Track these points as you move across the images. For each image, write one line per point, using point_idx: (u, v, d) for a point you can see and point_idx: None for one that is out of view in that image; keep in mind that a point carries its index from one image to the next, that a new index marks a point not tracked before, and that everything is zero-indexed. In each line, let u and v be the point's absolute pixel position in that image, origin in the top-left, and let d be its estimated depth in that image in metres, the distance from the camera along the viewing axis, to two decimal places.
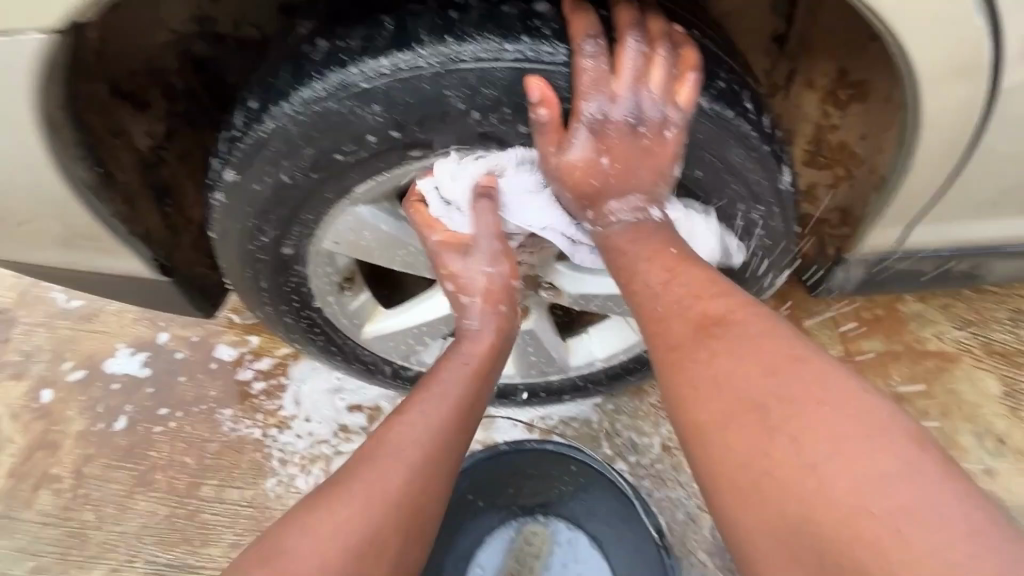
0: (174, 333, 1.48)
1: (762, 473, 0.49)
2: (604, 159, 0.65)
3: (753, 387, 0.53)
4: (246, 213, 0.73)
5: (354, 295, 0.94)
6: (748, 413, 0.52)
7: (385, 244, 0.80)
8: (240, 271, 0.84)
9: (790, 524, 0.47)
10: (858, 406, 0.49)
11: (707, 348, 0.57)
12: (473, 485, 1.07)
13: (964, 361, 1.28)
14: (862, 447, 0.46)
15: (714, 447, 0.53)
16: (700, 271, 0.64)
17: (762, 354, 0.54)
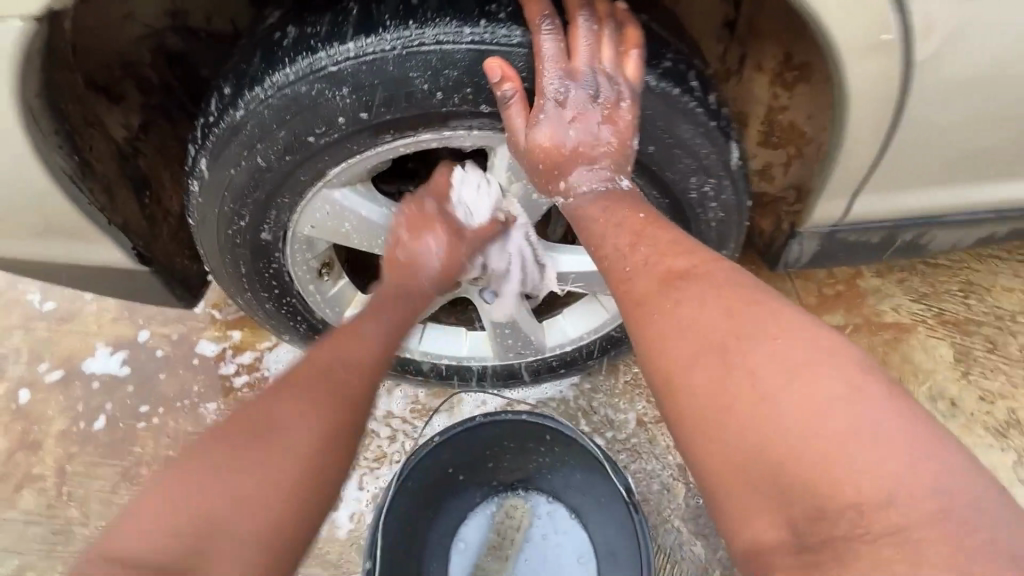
0: (154, 331, 1.48)
1: (724, 408, 0.53)
2: (569, 134, 0.69)
3: (719, 330, 0.57)
4: (224, 197, 0.75)
5: (333, 282, 0.97)
6: (712, 356, 0.56)
7: (362, 227, 0.83)
8: (220, 258, 0.87)
9: (751, 452, 0.51)
10: (819, 347, 0.53)
11: (673, 299, 0.61)
12: (451, 459, 1.07)
13: (919, 331, 1.35)
14: (811, 376, 0.51)
15: (683, 390, 0.57)
16: (667, 234, 0.67)
17: (724, 303, 0.58)
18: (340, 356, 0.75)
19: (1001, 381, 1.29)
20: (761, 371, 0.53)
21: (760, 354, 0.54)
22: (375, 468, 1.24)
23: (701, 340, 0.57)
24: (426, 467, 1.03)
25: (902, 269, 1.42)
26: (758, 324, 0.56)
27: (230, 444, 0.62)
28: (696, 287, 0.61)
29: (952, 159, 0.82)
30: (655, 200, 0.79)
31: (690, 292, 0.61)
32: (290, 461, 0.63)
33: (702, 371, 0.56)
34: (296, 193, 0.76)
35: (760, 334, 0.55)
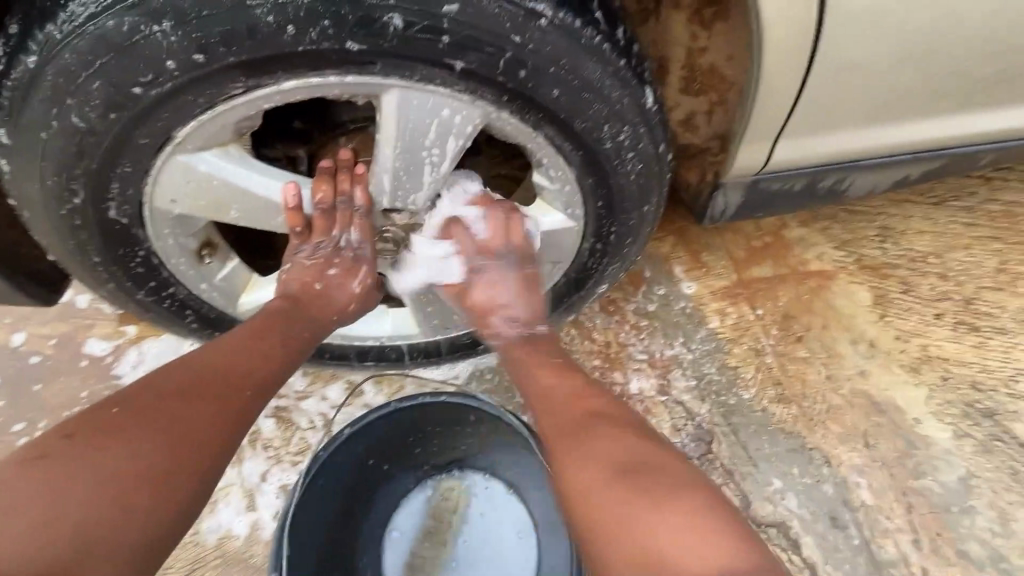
0: (31, 333, 1.28)
1: (600, 494, 0.68)
2: (493, 292, 0.90)
3: (609, 470, 0.69)
4: (44, 169, 0.63)
5: (220, 264, 0.84)
6: (609, 461, 0.71)
7: (241, 201, 0.72)
8: (63, 246, 0.73)
9: (612, 527, 0.65)
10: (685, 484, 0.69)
11: (594, 419, 0.76)
12: (372, 449, 1.00)
13: (840, 276, 1.38)
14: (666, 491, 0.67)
15: (580, 473, 0.71)
16: (572, 382, 0.83)
17: (624, 436, 0.74)
18: (202, 377, 0.73)
19: (914, 320, 1.33)
20: (633, 514, 0.65)
21: (637, 505, 0.65)
22: (298, 463, 1.14)
23: (599, 479, 0.69)
24: (343, 459, 0.96)
25: (825, 218, 1.44)
26: (647, 462, 0.71)
27: (78, 460, 0.62)
28: (602, 429, 0.75)
29: (867, 99, 0.83)
30: (569, 152, 0.73)
31: (595, 429, 0.75)
32: (96, 461, 0.62)
33: (607, 497, 0.67)
34: (139, 155, 0.64)
35: (653, 471, 0.69)
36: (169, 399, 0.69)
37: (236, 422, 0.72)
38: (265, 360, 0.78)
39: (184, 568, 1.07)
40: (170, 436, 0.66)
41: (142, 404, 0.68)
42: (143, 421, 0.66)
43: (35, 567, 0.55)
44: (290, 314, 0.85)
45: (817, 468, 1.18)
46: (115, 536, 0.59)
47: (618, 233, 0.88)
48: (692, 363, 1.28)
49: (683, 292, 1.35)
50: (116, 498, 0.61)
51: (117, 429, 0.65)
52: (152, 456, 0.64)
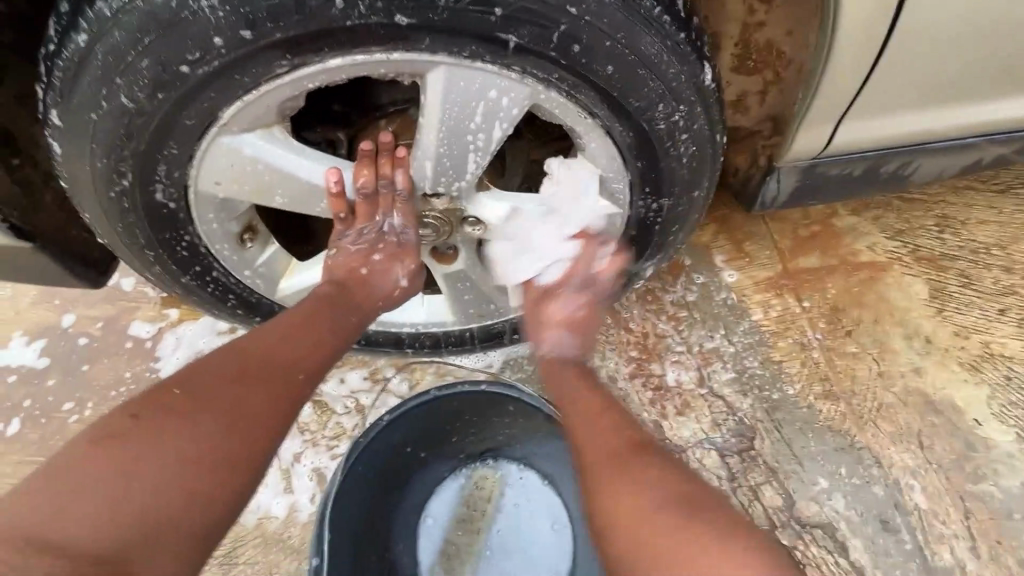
0: (79, 315, 1.31)
1: (637, 524, 0.62)
2: (567, 311, 0.91)
3: (670, 510, 0.61)
4: (94, 150, 0.64)
5: (261, 248, 0.84)
6: (649, 491, 0.64)
7: (284, 183, 0.71)
8: (112, 228, 0.74)
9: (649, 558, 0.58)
10: (739, 528, 0.59)
11: (635, 449, 0.70)
12: (409, 437, 0.99)
13: (894, 268, 1.31)
14: (713, 531, 0.58)
15: (614, 500, 0.65)
16: (601, 402, 0.79)
17: (669, 469, 0.67)
18: (257, 365, 0.73)
19: (975, 315, 1.25)
20: (683, 552, 0.57)
21: (704, 552, 0.56)
22: (333, 447, 1.14)
23: (650, 517, 0.61)
24: (381, 447, 0.95)
25: (878, 206, 1.37)
26: (697, 499, 0.62)
27: (143, 444, 0.61)
28: (655, 467, 0.67)
29: (942, 73, 0.78)
30: (618, 133, 0.71)
31: (647, 463, 0.67)
32: (157, 444, 0.62)
33: (643, 526, 0.61)
34: (185, 136, 0.64)
35: (700, 508, 0.61)
36: (225, 383, 0.69)
37: (290, 411, 0.72)
38: (315, 350, 0.79)
39: (225, 547, 1.09)
40: (231, 423, 0.67)
41: (200, 388, 0.68)
42: (202, 406, 0.66)
43: (99, 548, 0.54)
44: (337, 302, 0.85)
45: (866, 468, 1.12)
46: (182, 523, 0.60)
47: (662, 221, 0.85)
48: (733, 356, 1.24)
49: (725, 282, 1.30)
50: (181, 483, 0.61)
51: (176, 411, 0.65)
52: (211, 441, 0.64)
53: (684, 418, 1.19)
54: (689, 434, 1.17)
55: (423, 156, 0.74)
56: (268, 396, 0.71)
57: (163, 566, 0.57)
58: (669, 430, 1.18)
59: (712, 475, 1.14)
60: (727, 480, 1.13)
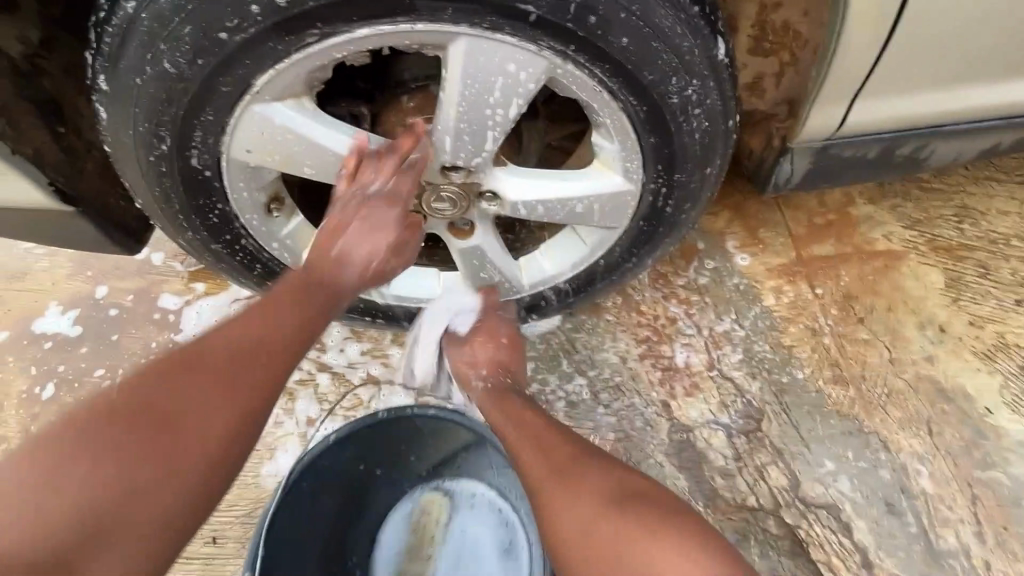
0: (113, 286, 1.37)
1: (588, 535, 0.73)
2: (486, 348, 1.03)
3: (617, 515, 0.73)
4: (136, 115, 0.68)
5: (286, 219, 0.88)
6: (597, 505, 0.74)
7: (311, 153, 0.76)
8: (150, 193, 0.78)
9: (604, 562, 0.70)
10: (668, 514, 0.73)
11: (576, 461, 0.81)
12: (354, 457, 0.99)
13: (910, 258, 1.30)
14: (651, 526, 0.71)
15: (565, 516, 0.75)
16: (540, 420, 0.90)
17: (607, 475, 0.79)
18: (210, 355, 0.68)
19: (991, 305, 1.25)
20: (630, 553, 0.69)
21: (644, 550, 0.69)
22: (350, 416, 1.19)
23: (594, 515, 0.74)
24: (329, 466, 0.96)
25: (895, 195, 1.36)
26: (636, 496, 0.75)
27: (84, 439, 0.60)
28: (593, 472, 0.79)
29: (958, 53, 0.79)
30: (632, 108, 0.73)
31: (586, 471, 0.79)
32: (124, 444, 0.60)
33: (593, 533, 0.72)
34: (221, 104, 0.68)
35: (637, 507, 0.74)
36: (198, 381, 0.66)
37: (251, 404, 0.68)
38: (283, 337, 0.74)
39: (244, 507, 1.13)
40: (176, 419, 0.64)
41: (154, 377, 0.66)
42: (153, 399, 0.64)
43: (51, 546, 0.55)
44: (316, 283, 0.80)
45: (873, 452, 1.13)
46: (140, 520, 0.59)
47: (674, 197, 0.88)
48: (744, 340, 1.25)
49: (738, 268, 1.31)
50: (143, 486, 0.60)
51: (144, 412, 0.63)
52: (177, 445, 0.62)
53: (693, 399, 1.20)
54: (697, 414, 1.18)
55: (442, 131, 0.77)
56: (241, 399, 0.68)
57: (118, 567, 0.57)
58: (677, 410, 1.20)
59: (718, 455, 1.15)
60: (733, 460, 1.15)
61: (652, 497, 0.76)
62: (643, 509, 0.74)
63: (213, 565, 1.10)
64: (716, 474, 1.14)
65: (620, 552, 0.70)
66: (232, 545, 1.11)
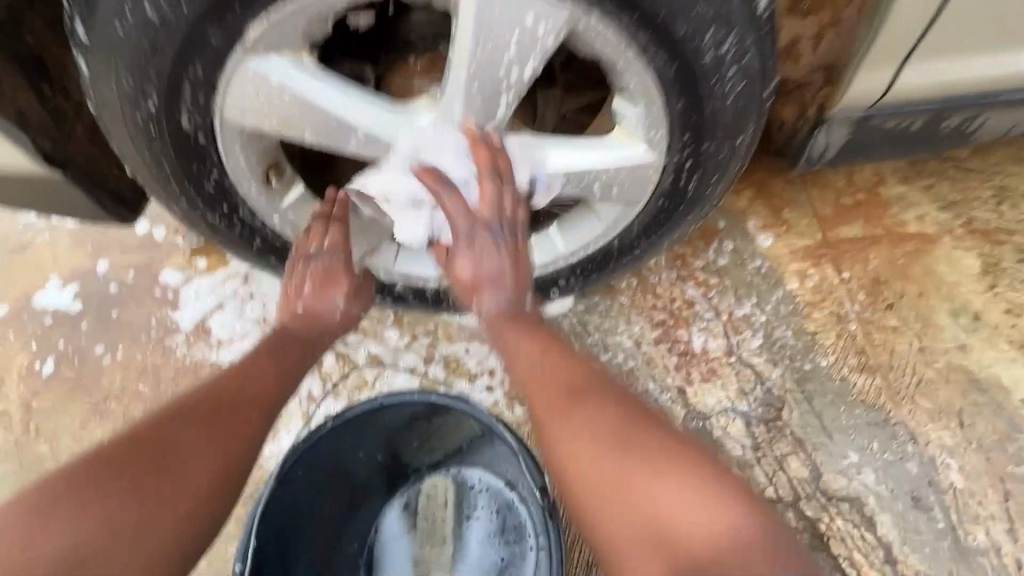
0: (113, 261, 1.33)
1: (599, 471, 0.66)
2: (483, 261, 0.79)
3: (625, 452, 0.65)
4: (120, 68, 0.63)
5: (285, 189, 0.83)
6: (606, 444, 0.67)
7: (310, 115, 0.70)
8: (140, 158, 0.73)
9: (614, 502, 0.64)
10: (685, 455, 0.65)
11: (582, 394, 0.72)
12: (356, 442, 0.95)
13: (944, 242, 1.24)
14: (667, 465, 0.64)
15: (572, 447, 0.68)
16: (540, 341, 0.78)
17: (618, 409, 0.70)
18: (226, 399, 0.73)
19: None
20: (643, 493, 0.63)
21: (658, 489, 0.62)
22: (355, 396, 1.16)
23: (595, 453, 0.66)
24: (326, 455, 0.92)
25: (929, 175, 1.29)
26: (648, 432, 0.67)
27: (80, 482, 0.61)
28: (597, 401, 0.71)
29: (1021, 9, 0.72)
30: (662, 66, 0.68)
31: (595, 403, 0.70)
32: (149, 461, 0.64)
33: (601, 470, 0.66)
34: (214, 56, 0.64)
35: (652, 445, 0.66)
36: (223, 410, 0.72)
37: (242, 446, 0.71)
38: (261, 386, 0.77)
39: (245, 488, 1.10)
40: (170, 461, 0.65)
41: (149, 424, 0.68)
42: (149, 440, 0.66)
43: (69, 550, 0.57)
44: (286, 342, 0.84)
45: (900, 444, 1.08)
46: (152, 538, 0.62)
47: (701, 170, 0.82)
48: (764, 325, 1.19)
49: (760, 250, 1.25)
50: (160, 504, 0.63)
51: (171, 431, 0.68)
52: (197, 466, 0.67)
53: (710, 385, 1.15)
54: (715, 401, 1.14)
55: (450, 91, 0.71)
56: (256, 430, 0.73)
57: None
58: (693, 397, 1.15)
59: (736, 443, 1.10)
60: (752, 449, 1.10)
61: (663, 430, 0.68)
62: (649, 441, 0.66)
63: (215, 544, 1.07)
64: (734, 464, 1.09)
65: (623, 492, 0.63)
66: (233, 526, 1.09)
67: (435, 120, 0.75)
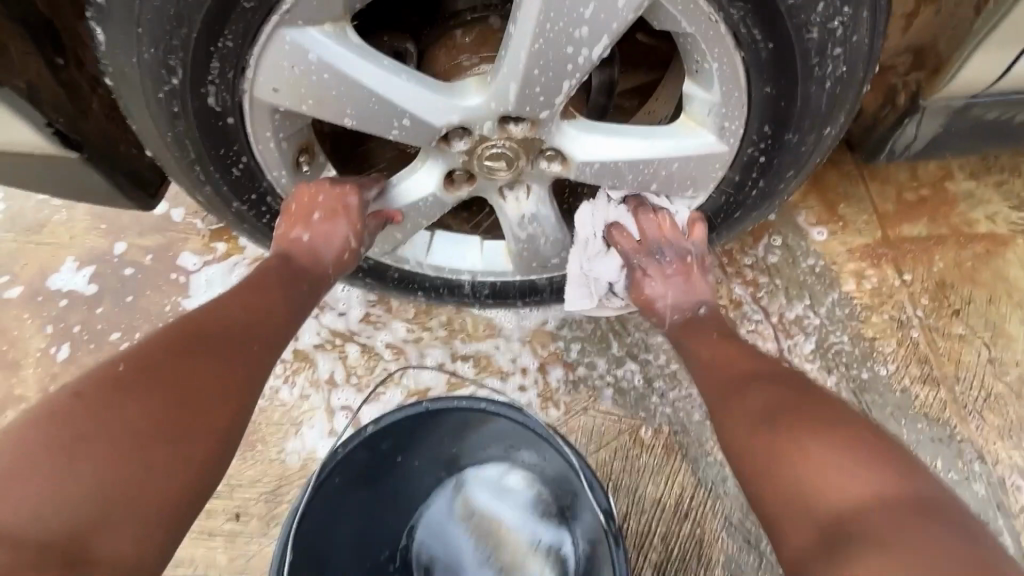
0: (130, 243, 1.28)
1: (761, 441, 0.63)
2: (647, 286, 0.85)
3: (799, 424, 0.62)
4: (142, 38, 0.57)
5: (315, 174, 0.78)
6: (775, 419, 0.64)
7: (350, 93, 0.63)
8: (160, 138, 0.67)
9: (775, 471, 0.60)
10: (870, 445, 0.59)
11: (756, 383, 0.70)
12: (397, 446, 0.92)
13: (1017, 244, 1.15)
14: (843, 447, 0.58)
15: (738, 420, 0.67)
16: (720, 347, 0.78)
17: (800, 399, 0.66)
18: (212, 334, 0.64)
19: None
20: (807, 460, 0.58)
21: (824, 462, 0.58)
22: (382, 390, 1.09)
23: (761, 426, 0.64)
24: (367, 461, 0.89)
25: (1001, 171, 1.20)
26: (821, 412, 0.63)
27: (83, 431, 0.51)
28: (772, 388, 0.69)
29: None
30: (756, 43, 0.61)
31: (768, 389, 0.69)
32: (126, 408, 0.54)
33: (763, 439, 0.63)
34: (244, 25, 0.57)
35: (832, 424, 0.61)
36: (203, 346, 0.62)
37: (238, 381, 0.62)
38: (258, 313, 0.70)
39: (268, 485, 1.05)
40: (167, 396, 0.57)
41: (139, 362, 0.58)
42: (154, 381, 0.57)
43: (46, 520, 0.46)
44: (287, 272, 0.75)
45: (966, 463, 1.01)
46: (146, 489, 0.51)
47: (775, 166, 0.74)
48: (819, 329, 1.11)
49: (815, 247, 1.16)
50: (149, 445, 0.53)
51: (143, 374, 0.57)
52: (179, 405, 0.57)
53: None
54: None
55: (505, 69, 0.64)
56: (246, 360, 0.65)
57: (126, 539, 0.49)
58: None
59: None
60: None
61: (838, 411, 0.64)
62: (819, 416, 0.63)
63: (237, 543, 1.02)
64: None
65: (771, 456, 0.61)
66: (255, 523, 1.03)
67: (486, 102, 0.67)
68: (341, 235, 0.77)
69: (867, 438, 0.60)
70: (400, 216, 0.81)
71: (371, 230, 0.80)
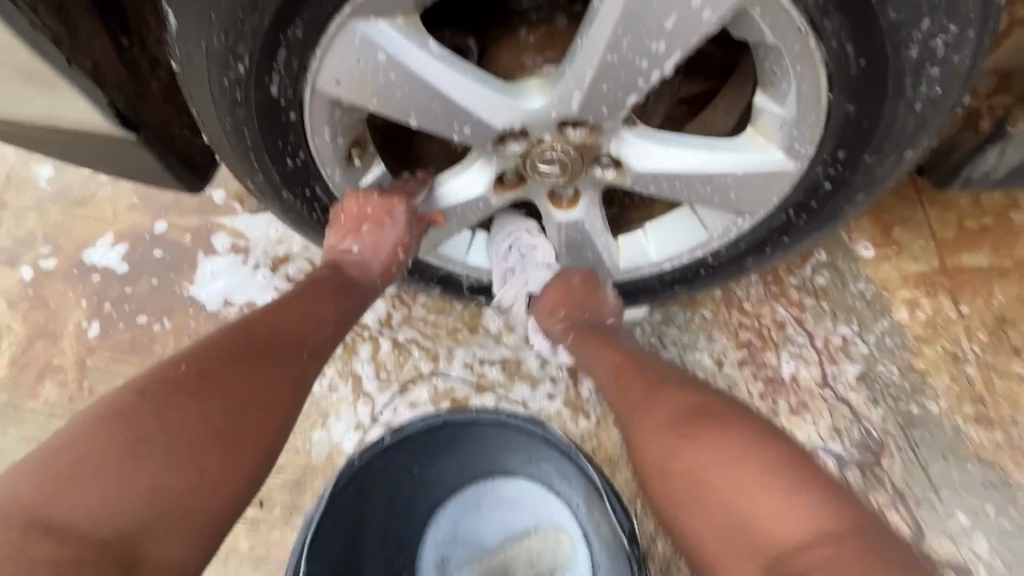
0: (171, 222, 1.29)
1: (671, 463, 0.63)
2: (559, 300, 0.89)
3: (699, 435, 0.62)
4: (213, 25, 0.56)
5: (366, 168, 0.76)
6: (683, 431, 0.64)
7: (411, 90, 0.62)
8: (220, 125, 0.66)
9: (691, 494, 0.59)
10: (781, 455, 0.58)
11: (654, 397, 0.70)
12: (412, 457, 0.94)
13: None
14: (750, 464, 0.57)
15: (648, 442, 0.67)
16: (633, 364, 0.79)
17: (682, 412, 0.66)
18: (270, 343, 0.65)
19: None
20: (719, 476, 0.58)
21: (737, 479, 0.56)
22: (408, 388, 1.08)
23: (665, 445, 0.64)
24: (379, 477, 0.92)
25: None
26: (720, 419, 0.63)
27: (149, 433, 0.51)
28: (672, 398, 0.69)
29: None
30: (845, 62, 0.58)
31: (661, 402, 0.69)
32: (188, 411, 0.54)
33: (675, 460, 0.62)
34: (315, 16, 0.56)
35: (734, 433, 0.61)
36: (257, 355, 0.63)
37: (286, 391, 0.62)
38: (306, 324, 0.70)
39: (293, 475, 1.05)
40: (222, 400, 0.57)
41: (201, 364, 0.59)
42: (210, 385, 0.57)
43: (108, 514, 0.47)
44: (335, 283, 0.78)
45: (1019, 510, 0.96)
46: (201, 492, 0.52)
47: (845, 188, 0.70)
48: (867, 358, 1.06)
49: (866, 270, 1.11)
50: (205, 451, 0.53)
51: (204, 375, 0.58)
52: (234, 412, 0.57)
53: (799, 419, 1.03)
54: (807, 437, 1.02)
55: (572, 74, 0.62)
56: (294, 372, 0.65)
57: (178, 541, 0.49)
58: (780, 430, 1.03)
59: None
60: None
61: (739, 418, 0.63)
62: (724, 429, 0.61)
63: (259, 530, 1.02)
64: None
65: (681, 478, 0.61)
66: (278, 511, 1.03)
67: (547, 108, 0.65)
68: (390, 244, 0.79)
69: (800, 460, 0.57)
70: (443, 218, 0.79)
71: (415, 237, 0.80)
